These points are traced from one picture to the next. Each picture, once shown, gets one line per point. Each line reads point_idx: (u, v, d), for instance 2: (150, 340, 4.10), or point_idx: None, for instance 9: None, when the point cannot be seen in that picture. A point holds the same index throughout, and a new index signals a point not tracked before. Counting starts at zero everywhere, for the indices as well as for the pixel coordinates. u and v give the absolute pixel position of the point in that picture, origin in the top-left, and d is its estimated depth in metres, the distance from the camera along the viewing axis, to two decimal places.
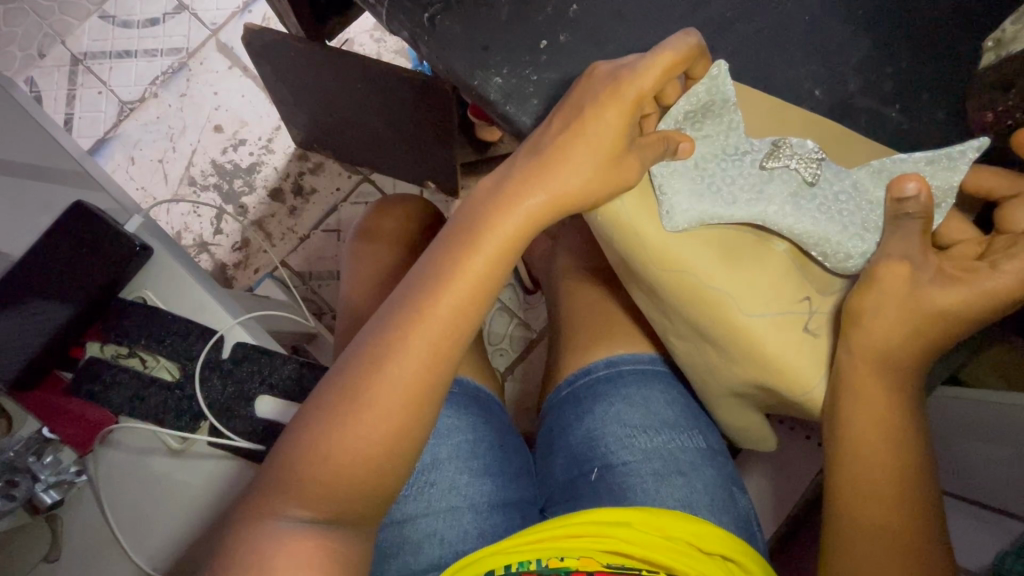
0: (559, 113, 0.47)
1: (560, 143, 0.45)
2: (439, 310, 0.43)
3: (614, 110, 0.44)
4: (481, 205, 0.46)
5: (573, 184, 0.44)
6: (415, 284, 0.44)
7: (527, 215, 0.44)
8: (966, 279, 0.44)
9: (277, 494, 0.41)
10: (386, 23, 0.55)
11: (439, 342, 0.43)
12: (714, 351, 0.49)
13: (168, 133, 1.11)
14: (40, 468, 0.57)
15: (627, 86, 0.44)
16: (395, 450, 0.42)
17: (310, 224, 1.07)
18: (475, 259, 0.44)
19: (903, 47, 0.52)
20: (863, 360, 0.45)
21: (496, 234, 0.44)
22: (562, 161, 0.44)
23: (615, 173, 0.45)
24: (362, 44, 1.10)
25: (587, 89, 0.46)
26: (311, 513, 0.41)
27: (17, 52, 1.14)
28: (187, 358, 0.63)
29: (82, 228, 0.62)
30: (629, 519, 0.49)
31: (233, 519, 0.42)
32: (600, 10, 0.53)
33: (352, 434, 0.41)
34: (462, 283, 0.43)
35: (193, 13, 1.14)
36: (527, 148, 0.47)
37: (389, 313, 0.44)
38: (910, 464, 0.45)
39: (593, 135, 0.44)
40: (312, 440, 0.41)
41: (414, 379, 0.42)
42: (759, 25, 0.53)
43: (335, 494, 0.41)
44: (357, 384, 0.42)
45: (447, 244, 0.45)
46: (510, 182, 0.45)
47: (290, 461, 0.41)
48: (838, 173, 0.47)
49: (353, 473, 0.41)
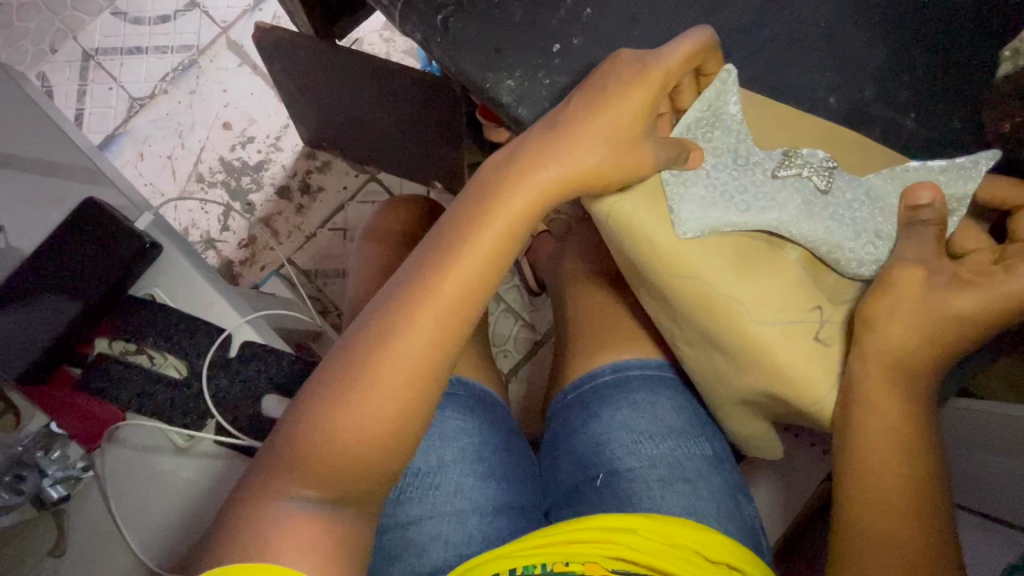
0: (578, 91, 0.47)
1: (578, 119, 0.45)
2: (446, 286, 0.43)
3: (637, 92, 0.44)
4: (490, 184, 0.45)
5: (588, 161, 0.44)
6: (423, 258, 0.44)
7: (537, 194, 0.44)
8: (980, 283, 0.43)
9: (277, 476, 0.40)
10: (398, 24, 0.55)
11: (443, 324, 0.43)
12: (723, 356, 0.49)
13: (178, 130, 1.11)
14: (47, 463, 0.57)
15: (652, 67, 0.44)
16: (399, 441, 0.42)
17: (317, 223, 1.07)
18: (484, 234, 0.44)
19: (920, 55, 0.51)
20: (876, 367, 0.45)
21: (506, 215, 0.44)
22: (578, 136, 0.44)
23: (631, 153, 0.44)
24: (372, 44, 1.11)
25: (608, 70, 0.46)
26: (313, 493, 0.40)
27: (29, 47, 1.15)
28: (195, 356, 0.64)
29: (93, 226, 0.62)
30: (634, 526, 0.49)
31: (230, 507, 0.41)
32: (613, 14, 0.53)
33: (353, 414, 0.40)
34: (470, 257, 0.43)
35: (204, 10, 1.15)
36: (541, 124, 0.47)
37: (394, 293, 0.43)
38: (922, 474, 0.45)
39: (613, 115, 0.44)
40: (314, 417, 0.41)
41: (419, 368, 0.42)
42: (775, 30, 0.52)
43: (337, 481, 0.40)
44: (360, 360, 0.41)
45: (456, 218, 0.45)
46: (521, 156, 0.45)
47: (292, 442, 0.41)
48: (850, 181, 0.47)
49: (356, 457, 0.41)
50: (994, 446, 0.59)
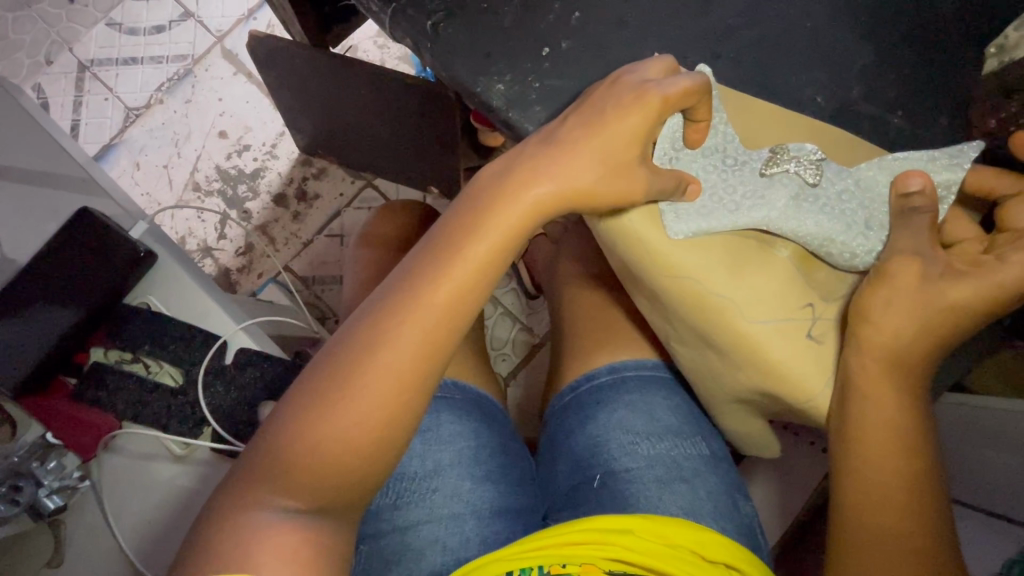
0: (575, 109, 0.47)
1: (576, 137, 0.45)
2: (437, 298, 0.43)
3: (635, 117, 0.44)
4: (483, 193, 0.45)
5: (584, 180, 0.44)
6: (415, 269, 0.44)
7: (528, 210, 0.44)
8: (973, 273, 0.44)
9: (263, 486, 0.40)
10: (389, 30, 0.55)
11: (434, 333, 0.43)
12: (716, 356, 0.49)
13: (173, 140, 1.12)
14: (43, 473, 0.56)
15: (651, 93, 0.44)
16: (387, 446, 0.42)
17: (314, 229, 1.08)
18: (477, 246, 0.44)
19: (907, 53, 0.52)
20: (869, 362, 0.45)
21: (496, 228, 0.44)
22: (575, 154, 0.44)
23: (626, 177, 0.45)
24: (366, 51, 1.11)
25: (608, 92, 0.46)
26: (297, 502, 0.40)
27: (25, 59, 1.15)
28: (191, 363, 0.64)
29: (87, 234, 0.62)
30: (632, 527, 0.49)
31: (217, 516, 0.40)
32: (603, 16, 0.53)
33: (341, 424, 0.40)
34: (462, 270, 0.43)
35: (199, 20, 1.15)
36: (537, 139, 0.47)
37: (383, 298, 0.43)
38: (918, 469, 0.45)
39: (607, 139, 0.44)
40: (302, 428, 0.40)
41: (409, 375, 0.42)
42: (763, 30, 0.52)
43: (323, 485, 0.41)
44: (349, 369, 0.41)
45: (448, 231, 0.45)
46: (516, 170, 0.45)
47: (277, 447, 0.41)
48: (838, 173, 0.48)
49: (343, 462, 0.41)
50: (994, 439, 0.59)
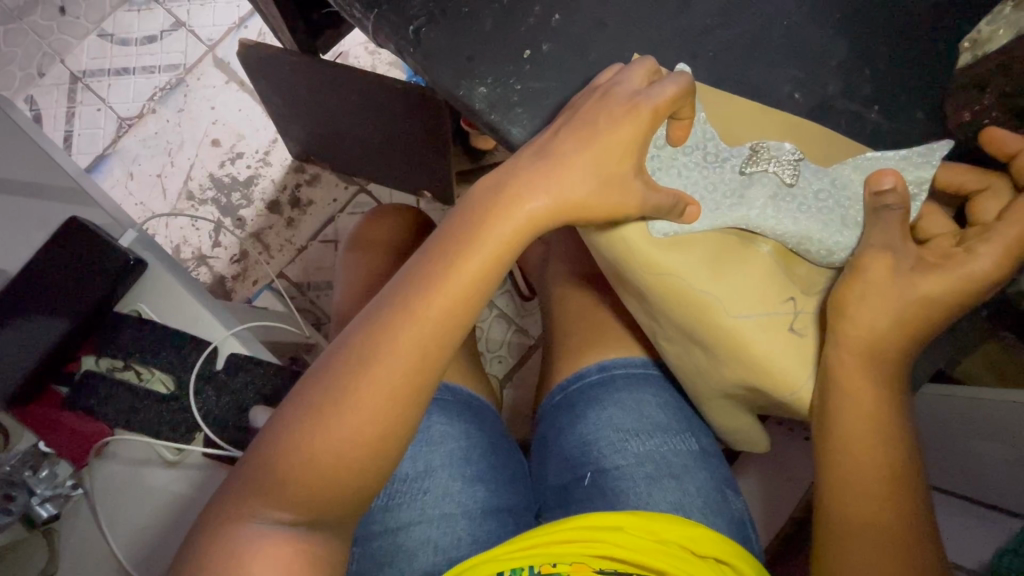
0: (568, 118, 0.47)
1: (568, 149, 0.45)
2: (431, 311, 0.43)
3: (628, 129, 0.45)
4: (477, 205, 0.46)
5: (576, 192, 0.45)
6: (408, 280, 0.44)
7: (521, 223, 0.45)
8: (943, 265, 0.44)
9: (256, 496, 0.41)
10: (373, 35, 0.55)
11: (427, 346, 0.43)
12: (703, 353, 0.49)
13: (167, 148, 1.12)
14: (36, 482, 0.57)
15: (642, 105, 0.44)
16: (378, 456, 0.42)
17: (307, 236, 1.08)
18: (471, 260, 0.44)
19: (882, 48, 0.52)
20: (849, 355, 0.46)
21: (490, 241, 0.45)
22: (566, 165, 0.45)
23: (619, 189, 0.45)
24: (356, 57, 1.13)
25: (601, 103, 0.46)
26: (292, 513, 0.41)
27: (17, 71, 1.16)
28: (183, 369, 0.65)
29: (77, 243, 0.62)
30: (621, 523, 0.49)
31: (211, 522, 0.41)
32: (582, 17, 0.54)
33: (334, 434, 0.41)
34: (456, 283, 0.44)
35: (190, 29, 1.16)
36: (532, 150, 0.47)
37: (375, 309, 0.44)
38: (899, 459, 0.45)
39: (599, 151, 0.45)
40: (296, 440, 0.41)
41: (401, 386, 0.42)
42: (740, 29, 0.53)
43: (316, 496, 0.41)
44: (343, 381, 0.42)
45: (443, 243, 0.45)
46: (510, 182, 0.46)
47: (271, 458, 0.41)
48: (815, 172, 0.48)
49: (336, 473, 0.41)
50: (978, 430, 0.60)
